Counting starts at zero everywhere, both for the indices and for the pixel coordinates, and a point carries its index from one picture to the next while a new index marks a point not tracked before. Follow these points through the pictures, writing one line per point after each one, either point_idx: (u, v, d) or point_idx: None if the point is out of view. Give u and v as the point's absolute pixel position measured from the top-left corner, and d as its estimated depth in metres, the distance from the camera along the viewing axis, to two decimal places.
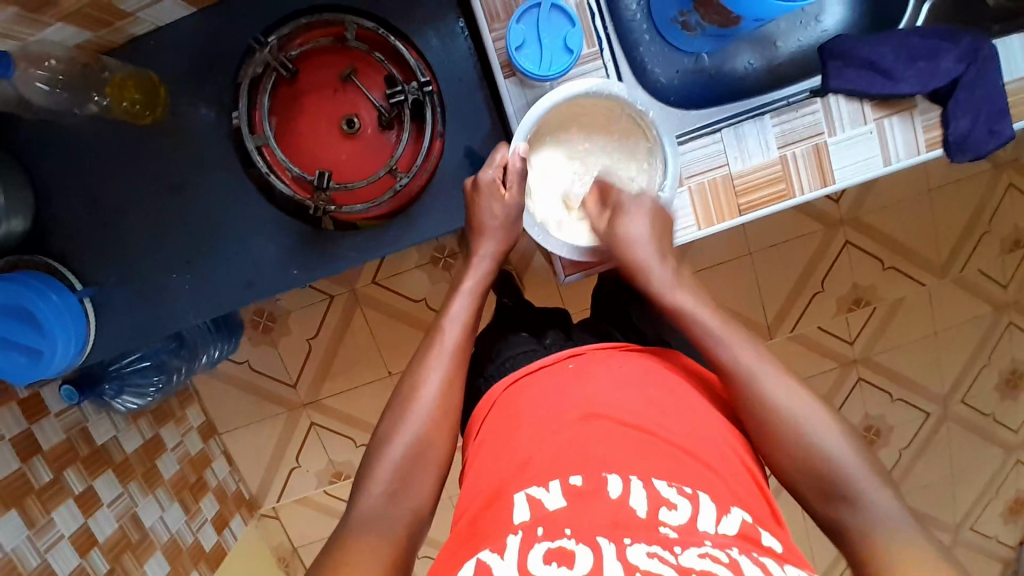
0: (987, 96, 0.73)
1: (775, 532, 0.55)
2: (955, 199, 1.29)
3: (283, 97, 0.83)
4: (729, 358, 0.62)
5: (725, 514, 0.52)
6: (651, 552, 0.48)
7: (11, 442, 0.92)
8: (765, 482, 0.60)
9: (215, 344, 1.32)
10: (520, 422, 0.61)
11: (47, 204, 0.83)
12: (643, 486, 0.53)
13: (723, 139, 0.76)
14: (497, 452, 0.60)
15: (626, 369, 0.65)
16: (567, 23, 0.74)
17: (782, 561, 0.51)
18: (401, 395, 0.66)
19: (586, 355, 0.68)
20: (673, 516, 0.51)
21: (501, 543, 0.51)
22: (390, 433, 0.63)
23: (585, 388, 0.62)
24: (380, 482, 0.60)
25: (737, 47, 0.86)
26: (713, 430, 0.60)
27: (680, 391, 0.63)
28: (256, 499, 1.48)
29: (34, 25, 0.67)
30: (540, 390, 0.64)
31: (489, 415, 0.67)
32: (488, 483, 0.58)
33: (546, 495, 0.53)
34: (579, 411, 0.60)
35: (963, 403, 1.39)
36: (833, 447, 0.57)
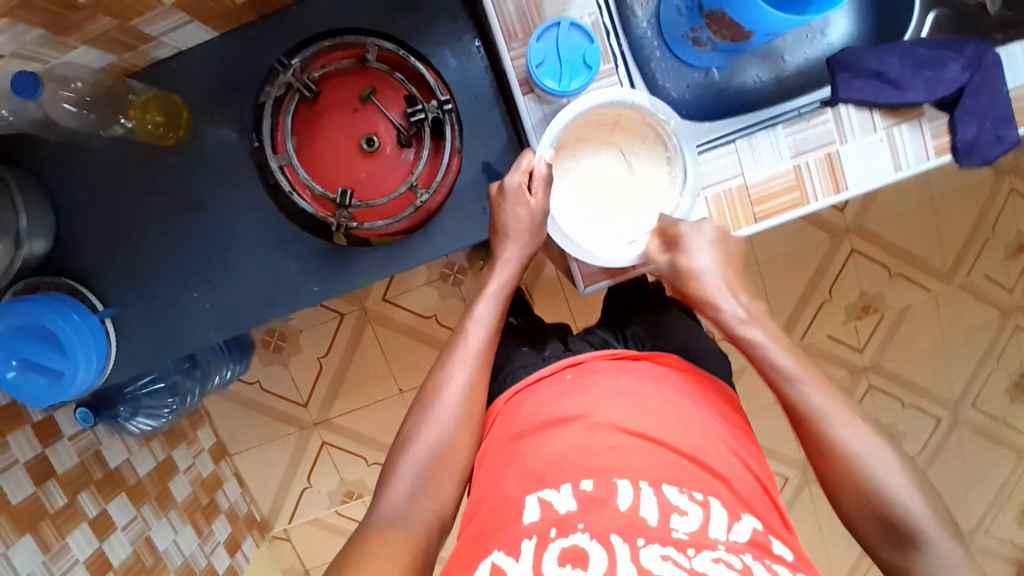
0: (992, 102, 0.75)
1: (785, 538, 0.56)
2: (958, 206, 1.30)
3: (304, 117, 0.85)
4: (748, 338, 0.68)
5: (734, 521, 0.54)
6: (665, 554, 0.50)
7: (24, 465, 0.92)
8: (772, 489, 0.62)
9: (227, 365, 1.32)
10: (527, 431, 0.62)
11: (67, 225, 0.84)
12: (654, 492, 0.54)
13: (738, 149, 0.77)
14: (506, 458, 0.61)
15: (628, 378, 0.65)
16: (585, 40, 0.76)
17: (793, 569, 0.52)
18: (425, 395, 0.67)
19: (584, 365, 0.69)
20: (684, 522, 0.52)
21: (516, 546, 0.52)
22: (413, 432, 0.65)
23: (589, 398, 0.63)
24: (404, 482, 0.62)
25: (746, 61, 0.88)
26: (719, 440, 0.61)
27: (685, 400, 0.64)
28: (267, 521, 1.47)
29: (60, 49, 0.68)
30: (544, 400, 0.65)
31: (494, 423, 0.67)
32: (499, 487, 0.59)
33: (557, 496, 0.54)
34: (584, 419, 0.60)
35: (973, 408, 1.39)
36: (840, 426, 0.61)
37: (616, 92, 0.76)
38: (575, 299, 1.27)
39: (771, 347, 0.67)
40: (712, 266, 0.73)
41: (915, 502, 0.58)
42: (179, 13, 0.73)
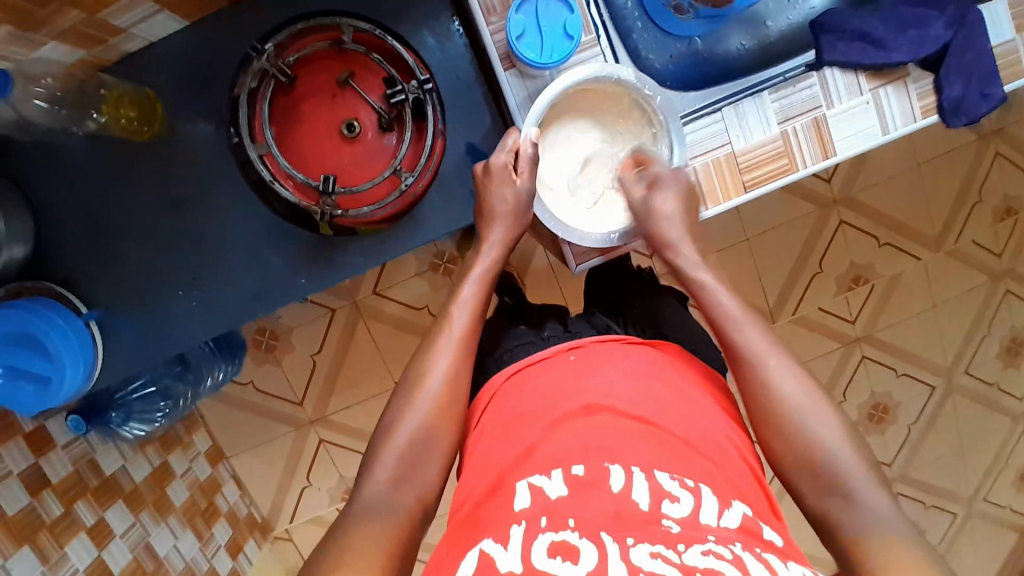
0: (976, 60, 0.75)
1: (775, 526, 0.55)
2: (945, 172, 1.31)
3: (282, 106, 0.84)
4: (716, 313, 0.65)
5: (726, 508, 0.53)
6: (654, 552, 0.47)
7: (18, 477, 0.90)
8: (762, 474, 0.60)
9: (220, 366, 1.32)
10: (520, 416, 0.61)
11: (47, 228, 0.82)
12: (646, 478, 0.53)
13: (724, 118, 0.77)
14: (498, 443, 0.60)
15: (631, 363, 0.65)
16: (565, 9, 0.75)
17: (784, 557, 0.51)
18: (407, 381, 0.66)
19: (588, 349, 0.67)
20: (675, 509, 0.51)
21: (504, 532, 0.51)
22: (395, 419, 0.64)
23: (586, 381, 0.62)
24: (384, 469, 0.61)
25: (728, 28, 0.87)
26: (713, 423, 0.61)
27: (683, 385, 0.64)
28: (268, 522, 1.45)
29: (29, 45, 0.66)
30: (539, 382, 0.64)
31: (487, 407, 0.66)
32: (490, 472, 0.58)
33: (548, 482, 0.53)
34: (579, 403, 0.60)
35: (967, 373, 1.40)
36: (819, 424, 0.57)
37: (600, 66, 0.75)
38: (567, 283, 1.26)
39: (740, 325, 0.63)
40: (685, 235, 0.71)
41: (873, 494, 0.54)
42: (149, 2, 0.71)
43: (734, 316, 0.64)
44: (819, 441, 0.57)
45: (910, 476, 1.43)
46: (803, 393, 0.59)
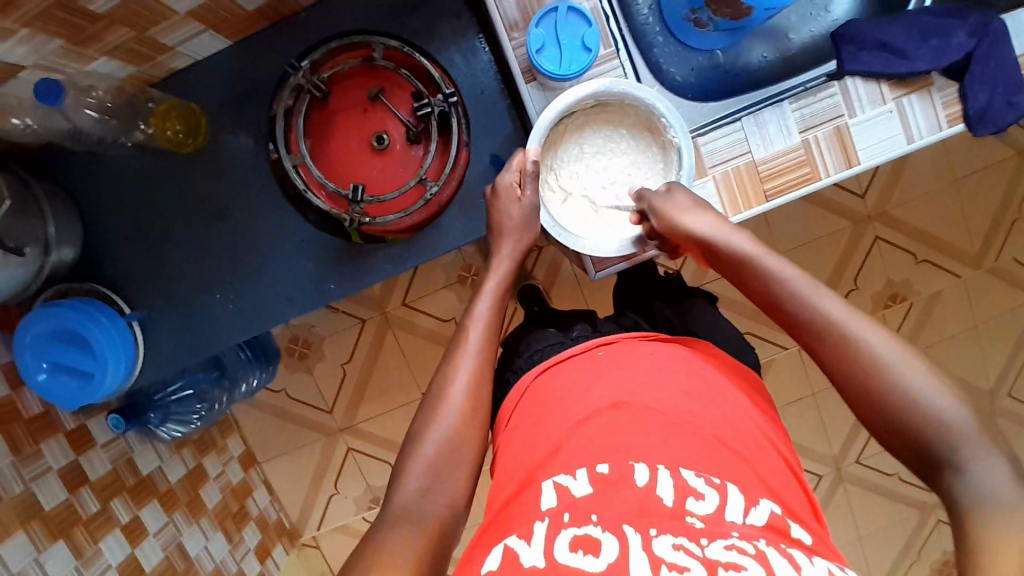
0: (1004, 67, 0.74)
1: (806, 524, 0.54)
2: (984, 187, 1.27)
3: (316, 119, 0.88)
4: (782, 294, 0.61)
5: (752, 506, 0.52)
6: (677, 544, 0.48)
7: (58, 472, 0.94)
8: (799, 471, 0.60)
9: (254, 372, 1.36)
10: (554, 406, 0.62)
11: (94, 235, 0.87)
12: (670, 476, 0.53)
13: (744, 128, 0.77)
14: (528, 440, 0.61)
15: (660, 359, 0.65)
16: (583, 24, 0.77)
17: (811, 553, 0.50)
18: (431, 395, 0.67)
19: (617, 344, 0.68)
20: (699, 506, 0.51)
21: (528, 528, 0.51)
22: (422, 432, 0.64)
23: (617, 375, 0.63)
24: (414, 479, 0.61)
25: (750, 41, 0.88)
26: (745, 421, 0.60)
27: (713, 380, 0.63)
28: (297, 528, 1.48)
29: (82, 61, 0.71)
30: (572, 376, 0.64)
31: (519, 403, 0.67)
32: (520, 470, 0.59)
33: (573, 482, 0.54)
34: (607, 400, 0.60)
35: (1011, 396, 1.34)
36: (895, 362, 0.53)
37: (601, 81, 0.75)
38: (592, 295, 1.27)
39: (845, 323, 0.56)
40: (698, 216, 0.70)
41: (986, 455, 0.49)
42: (194, 21, 0.75)
43: (808, 294, 0.59)
44: (911, 397, 0.52)
45: None
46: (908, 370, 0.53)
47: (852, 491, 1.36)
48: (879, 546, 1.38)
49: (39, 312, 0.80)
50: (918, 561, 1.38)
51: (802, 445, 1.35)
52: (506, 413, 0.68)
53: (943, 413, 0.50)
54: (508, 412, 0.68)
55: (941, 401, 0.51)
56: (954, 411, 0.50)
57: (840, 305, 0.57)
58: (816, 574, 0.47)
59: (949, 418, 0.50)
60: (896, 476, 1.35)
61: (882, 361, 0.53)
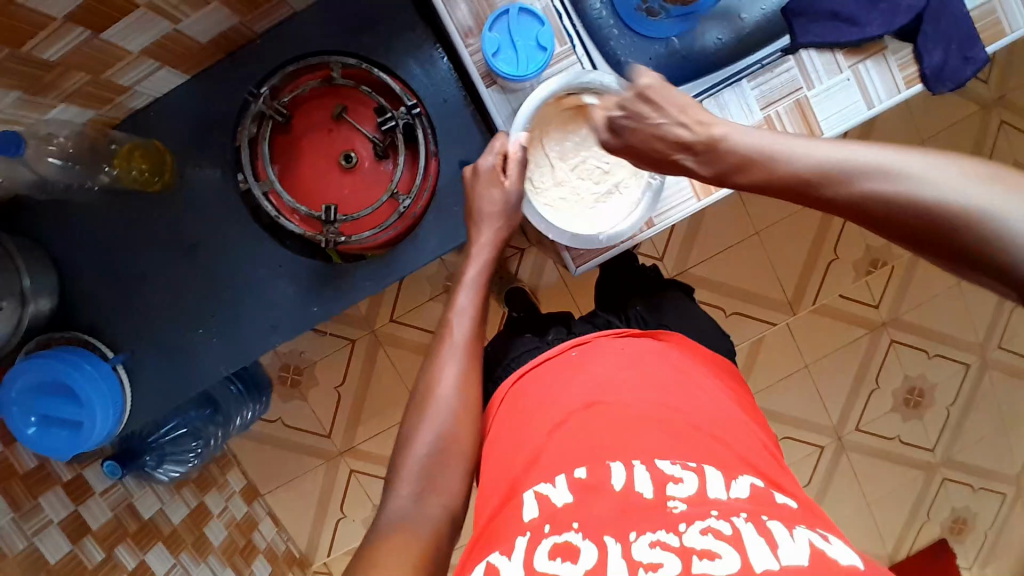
0: (953, 25, 0.75)
1: (792, 493, 0.55)
2: (951, 145, 1.29)
3: (281, 144, 0.87)
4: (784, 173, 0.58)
5: (732, 481, 0.53)
6: (654, 541, 0.47)
7: (59, 525, 0.93)
8: (778, 452, 0.61)
9: (247, 406, 1.37)
10: (532, 413, 0.62)
11: (70, 282, 0.87)
12: (646, 469, 0.53)
13: (705, 110, 0.78)
14: (507, 446, 0.62)
15: (629, 354, 0.66)
16: (537, 23, 0.77)
17: (798, 519, 0.50)
18: (419, 394, 0.66)
19: (591, 345, 0.68)
20: (680, 489, 0.51)
21: (510, 544, 0.51)
22: (412, 435, 0.64)
23: (589, 374, 0.63)
24: (408, 483, 0.61)
25: (703, 24, 0.87)
26: (720, 407, 0.61)
27: (683, 369, 0.64)
28: (307, 557, 1.47)
29: (40, 109, 0.71)
30: (545, 381, 0.65)
31: (498, 410, 0.67)
32: (503, 482, 0.59)
33: (553, 490, 0.54)
34: (581, 401, 0.60)
35: (1001, 346, 1.35)
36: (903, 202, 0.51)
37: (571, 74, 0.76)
38: (577, 293, 1.27)
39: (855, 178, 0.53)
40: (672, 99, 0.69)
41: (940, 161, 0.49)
42: (149, 59, 0.75)
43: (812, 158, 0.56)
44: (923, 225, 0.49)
45: (955, 459, 1.38)
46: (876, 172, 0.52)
47: (854, 458, 1.37)
48: (888, 511, 1.38)
49: (23, 365, 0.79)
50: (925, 522, 1.38)
51: (800, 417, 1.35)
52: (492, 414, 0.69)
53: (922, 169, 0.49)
54: (491, 413, 0.68)
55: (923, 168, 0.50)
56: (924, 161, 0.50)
57: (915, 155, 0.51)
58: (795, 547, 0.44)
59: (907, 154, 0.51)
60: (896, 438, 1.37)
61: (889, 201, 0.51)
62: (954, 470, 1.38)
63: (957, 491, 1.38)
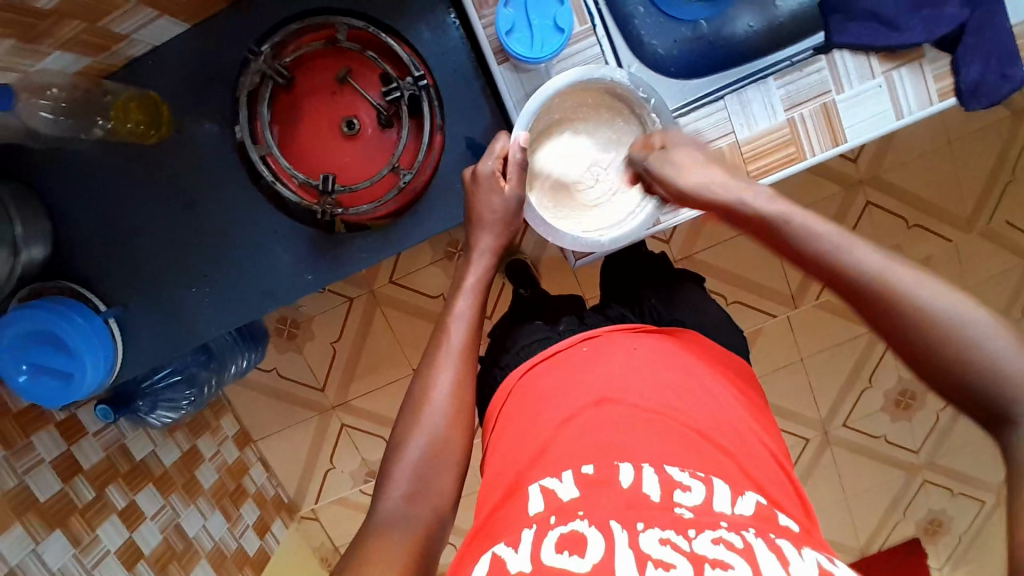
0: (996, 39, 0.70)
1: (794, 516, 0.55)
2: (979, 148, 1.24)
3: (282, 105, 0.84)
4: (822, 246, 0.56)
5: (738, 497, 0.52)
6: (663, 538, 0.47)
7: (51, 464, 0.95)
8: (787, 465, 0.61)
9: (241, 354, 1.35)
10: (541, 402, 0.62)
11: (64, 231, 0.85)
12: (656, 472, 0.53)
13: (727, 107, 0.74)
14: (514, 440, 0.61)
15: (641, 352, 0.65)
16: (556, 2, 0.73)
17: (800, 542, 0.50)
18: (412, 400, 0.65)
19: (601, 338, 0.67)
20: (687, 497, 0.51)
21: (516, 536, 0.50)
22: (404, 440, 0.63)
23: (600, 369, 0.63)
24: (399, 485, 0.60)
25: (736, 9, 0.83)
26: (731, 415, 0.61)
27: (695, 370, 0.64)
28: (295, 502, 1.51)
29: (34, 56, 0.68)
30: (558, 373, 0.65)
31: (507, 403, 0.67)
32: (506, 475, 0.59)
33: (559, 485, 0.53)
34: (591, 398, 0.60)
35: None
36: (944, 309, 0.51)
37: (582, 68, 0.73)
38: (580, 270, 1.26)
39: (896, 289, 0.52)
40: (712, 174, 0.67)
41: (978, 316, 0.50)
42: (147, 8, 0.71)
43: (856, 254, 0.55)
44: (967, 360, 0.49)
45: (937, 463, 1.39)
46: (982, 331, 0.49)
47: (839, 453, 1.38)
48: (867, 506, 1.40)
49: (14, 313, 0.79)
50: (903, 520, 1.40)
51: (790, 409, 1.36)
52: (495, 411, 0.68)
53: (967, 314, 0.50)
54: (497, 410, 0.68)
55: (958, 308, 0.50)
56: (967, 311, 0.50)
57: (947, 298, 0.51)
58: (806, 568, 0.45)
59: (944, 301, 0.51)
60: (881, 438, 1.37)
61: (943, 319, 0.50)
62: (935, 474, 1.39)
63: (935, 493, 1.40)
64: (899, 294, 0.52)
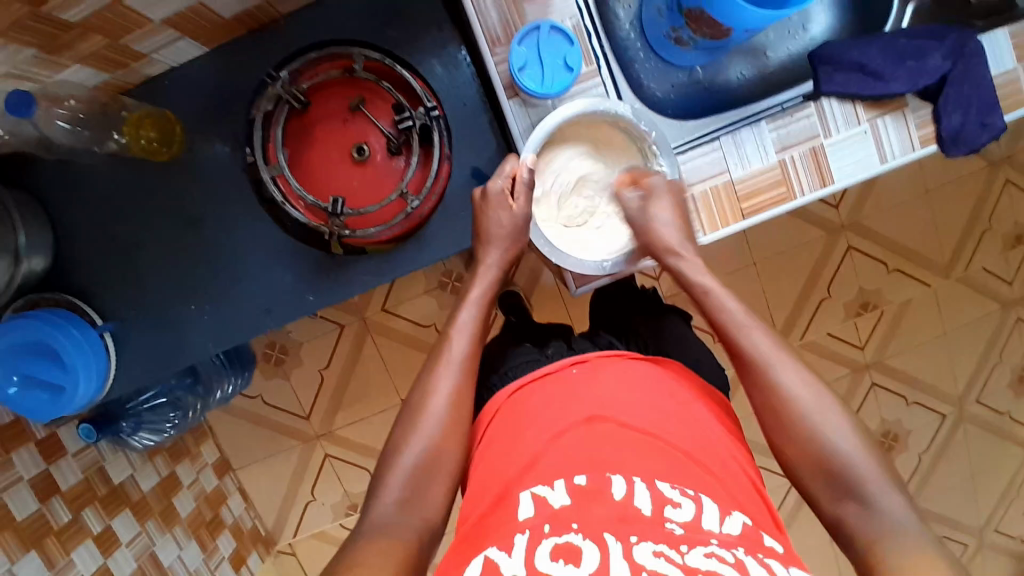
0: (976, 91, 0.76)
1: (774, 535, 0.56)
2: (954, 198, 1.30)
3: (295, 128, 0.87)
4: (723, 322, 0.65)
5: (727, 516, 0.53)
6: (657, 551, 0.48)
7: (29, 482, 0.92)
8: (764, 490, 0.61)
9: (228, 379, 1.33)
10: (529, 418, 0.63)
11: (65, 243, 0.85)
12: (647, 488, 0.54)
13: (722, 148, 0.78)
14: (503, 455, 0.61)
15: (630, 375, 0.66)
16: (566, 44, 0.78)
17: (787, 563, 0.51)
18: (411, 406, 0.66)
19: (590, 363, 0.67)
20: (677, 515, 0.52)
21: (508, 540, 0.51)
22: (401, 443, 0.64)
23: (591, 391, 0.63)
24: (393, 490, 0.62)
25: (729, 58, 0.90)
26: (714, 440, 0.62)
27: (682, 397, 0.65)
28: (273, 535, 1.47)
29: (55, 69, 0.69)
30: (548, 393, 0.65)
31: (491, 423, 0.66)
32: (494, 484, 0.59)
33: (552, 493, 0.54)
34: (582, 415, 0.61)
35: (979, 402, 1.38)
36: (801, 386, 0.60)
37: (591, 101, 0.76)
38: (572, 303, 1.28)
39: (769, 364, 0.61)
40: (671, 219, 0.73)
41: (829, 403, 0.59)
42: (170, 30, 0.74)
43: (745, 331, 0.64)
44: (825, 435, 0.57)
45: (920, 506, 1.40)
46: (838, 431, 0.57)
47: None
48: None
49: (9, 323, 0.77)
50: None
51: None
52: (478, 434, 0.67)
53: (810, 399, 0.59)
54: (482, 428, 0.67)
55: (808, 389, 0.59)
56: (818, 399, 0.59)
57: (807, 381, 0.60)
58: None
59: (800, 383, 0.60)
60: None
61: (799, 398, 0.59)
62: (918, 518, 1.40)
63: None
64: (779, 383, 0.60)
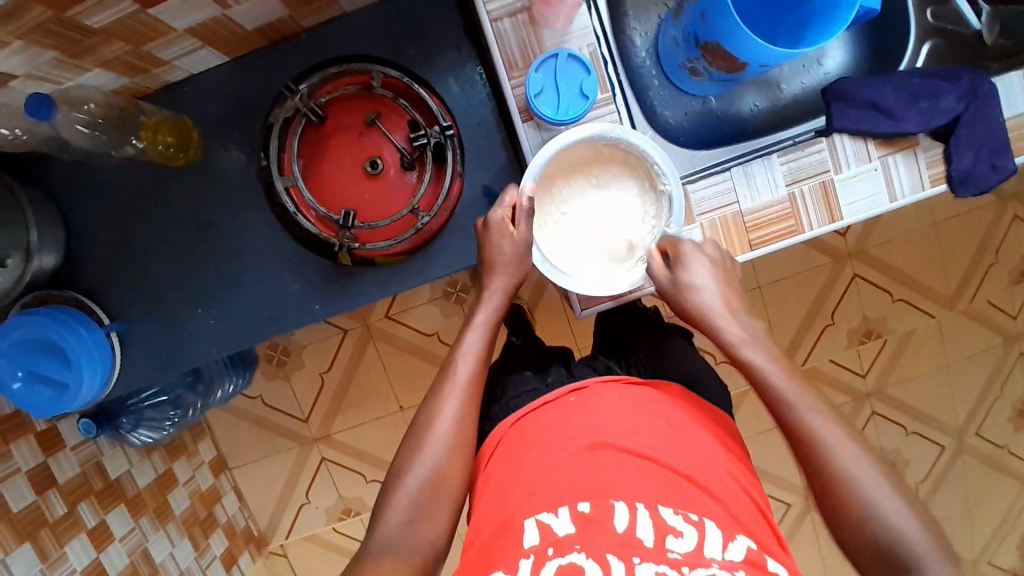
0: (988, 132, 0.77)
1: (779, 558, 0.56)
2: (961, 232, 1.31)
3: (309, 140, 0.88)
4: (769, 390, 0.66)
5: (729, 540, 0.54)
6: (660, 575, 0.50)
7: (27, 474, 0.93)
8: (769, 513, 0.61)
9: (230, 379, 1.33)
10: (530, 446, 0.63)
11: (76, 242, 0.86)
12: (649, 515, 0.54)
13: (733, 178, 0.79)
14: (506, 481, 0.61)
15: (631, 400, 0.66)
16: (583, 71, 0.78)
17: None
18: (416, 429, 0.67)
19: (589, 389, 0.68)
20: (679, 543, 0.52)
21: (515, 565, 0.53)
22: (404, 467, 0.64)
23: (591, 417, 0.64)
24: (398, 512, 0.62)
25: (743, 88, 0.91)
26: (715, 460, 0.62)
27: (683, 421, 0.65)
28: (265, 536, 1.47)
29: (75, 72, 0.70)
30: (548, 420, 0.65)
31: (495, 450, 0.67)
32: (496, 514, 0.59)
33: (556, 519, 0.55)
34: (583, 443, 0.61)
35: (978, 435, 1.38)
36: (842, 451, 0.61)
37: (600, 125, 0.76)
38: (575, 320, 1.28)
39: (823, 433, 0.62)
40: (711, 283, 0.71)
41: (865, 469, 0.60)
42: (191, 38, 0.75)
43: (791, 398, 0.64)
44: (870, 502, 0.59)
45: None
46: (881, 499, 0.58)
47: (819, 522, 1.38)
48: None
49: (17, 319, 0.78)
50: None
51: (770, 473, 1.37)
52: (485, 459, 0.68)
53: (856, 468, 0.60)
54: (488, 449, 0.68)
55: (850, 454, 0.61)
56: (861, 465, 0.60)
57: (852, 449, 0.61)
58: None
59: (845, 453, 0.61)
60: None
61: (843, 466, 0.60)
62: None
63: None
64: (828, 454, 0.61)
